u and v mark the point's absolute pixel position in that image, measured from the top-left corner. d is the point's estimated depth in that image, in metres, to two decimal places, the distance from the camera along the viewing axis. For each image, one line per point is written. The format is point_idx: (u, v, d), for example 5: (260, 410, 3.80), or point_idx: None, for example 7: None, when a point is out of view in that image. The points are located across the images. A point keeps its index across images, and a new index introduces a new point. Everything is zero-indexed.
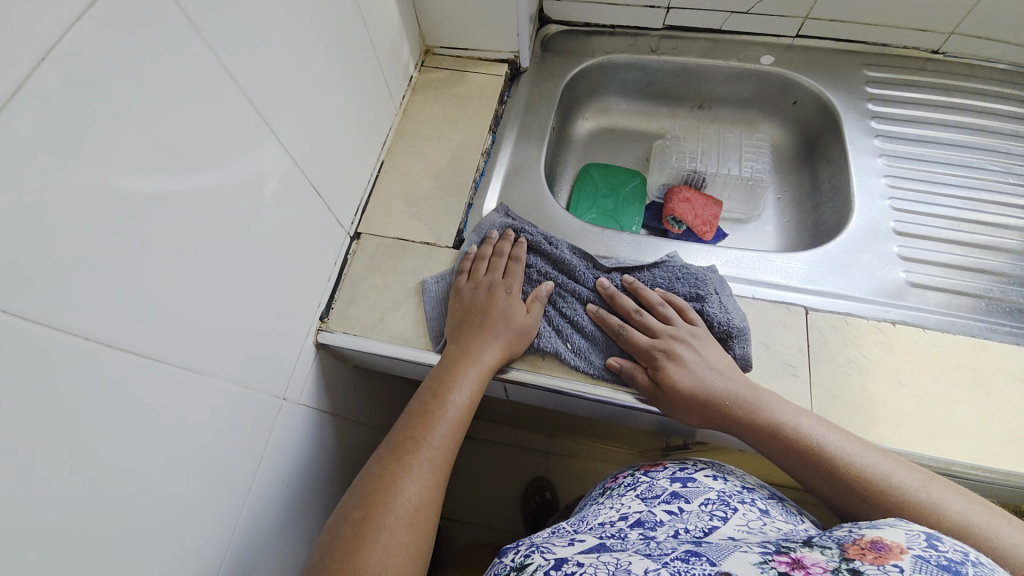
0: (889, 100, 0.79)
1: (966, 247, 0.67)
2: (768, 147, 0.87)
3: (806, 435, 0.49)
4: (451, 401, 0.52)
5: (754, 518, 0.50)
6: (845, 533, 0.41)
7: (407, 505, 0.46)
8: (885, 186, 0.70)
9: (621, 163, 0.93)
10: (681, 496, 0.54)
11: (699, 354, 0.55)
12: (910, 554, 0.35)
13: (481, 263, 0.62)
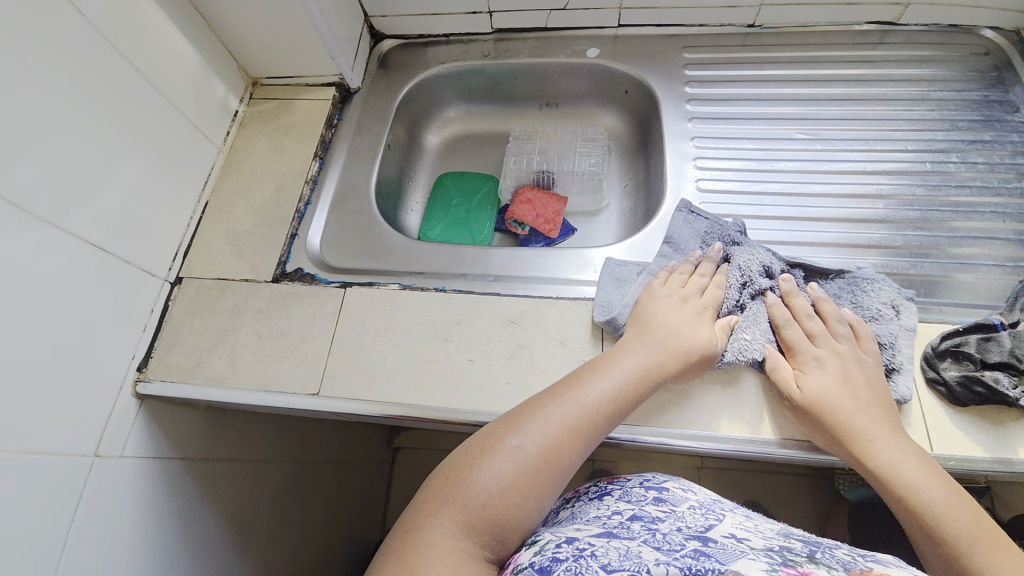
0: (707, 81, 0.81)
1: (767, 221, 0.69)
2: (603, 138, 0.89)
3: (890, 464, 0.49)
4: (610, 374, 0.51)
5: (755, 524, 0.50)
6: (851, 560, 0.40)
7: (516, 457, 0.44)
8: (695, 170, 0.73)
9: (476, 167, 0.93)
10: (666, 500, 0.53)
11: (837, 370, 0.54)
12: None
13: (679, 275, 0.61)
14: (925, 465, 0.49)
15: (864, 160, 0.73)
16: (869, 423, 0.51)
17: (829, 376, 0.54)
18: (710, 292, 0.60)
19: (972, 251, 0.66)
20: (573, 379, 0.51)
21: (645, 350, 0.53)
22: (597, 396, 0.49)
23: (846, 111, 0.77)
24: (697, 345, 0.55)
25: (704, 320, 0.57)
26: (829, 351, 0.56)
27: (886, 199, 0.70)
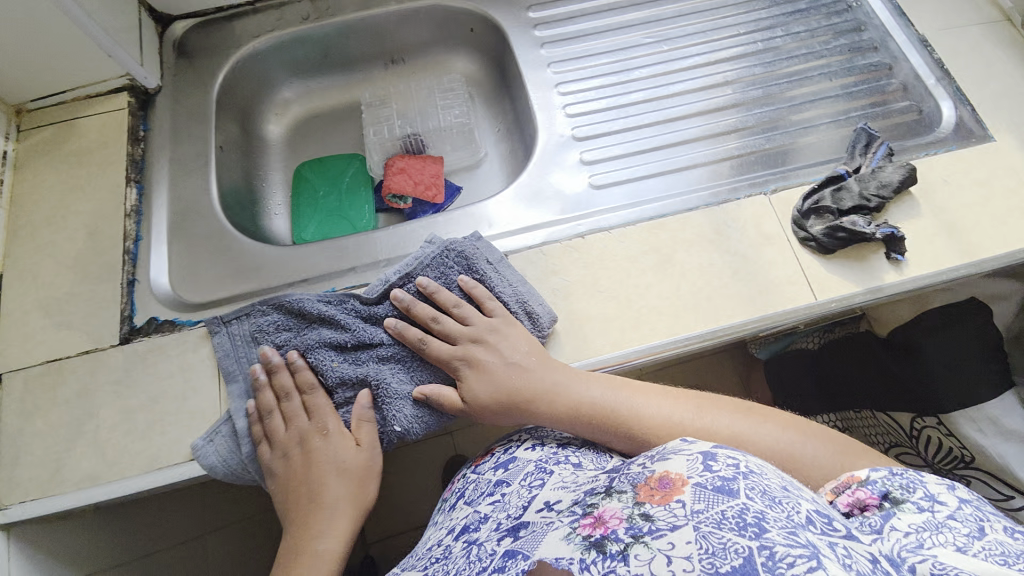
0: (547, 2, 0.77)
1: (637, 130, 0.68)
2: (462, 85, 0.84)
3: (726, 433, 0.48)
4: (340, 473, 0.51)
5: (582, 473, 0.46)
6: (639, 472, 0.40)
7: (318, 567, 0.47)
8: (559, 95, 0.70)
9: (334, 149, 0.83)
10: (503, 482, 0.49)
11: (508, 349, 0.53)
12: (690, 484, 0.35)
13: (273, 419, 0.52)
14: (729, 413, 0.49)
15: (711, 50, 0.75)
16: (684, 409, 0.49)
17: (591, 385, 0.51)
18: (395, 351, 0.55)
19: (823, 113, 0.70)
20: (321, 487, 0.50)
21: (353, 461, 0.51)
22: (342, 489, 0.50)
23: (683, 6, 0.78)
24: (366, 448, 0.52)
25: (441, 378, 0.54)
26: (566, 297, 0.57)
27: (740, 83, 0.72)
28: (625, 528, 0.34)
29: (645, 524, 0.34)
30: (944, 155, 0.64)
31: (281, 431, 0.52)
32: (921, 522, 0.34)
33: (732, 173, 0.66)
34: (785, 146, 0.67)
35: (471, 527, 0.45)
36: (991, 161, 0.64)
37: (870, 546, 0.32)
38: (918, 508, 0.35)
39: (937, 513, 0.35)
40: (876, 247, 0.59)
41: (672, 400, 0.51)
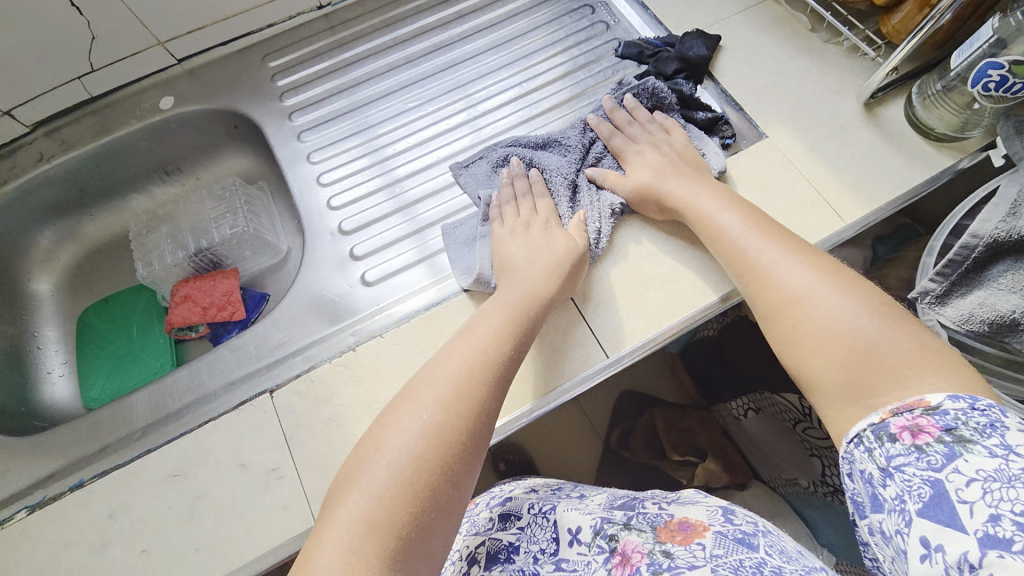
0: (301, 84, 0.72)
1: (409, 207, 0.64)
2: (241, 185, 0.76)
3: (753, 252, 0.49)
4: (469, 342, 0.46)
5: (587, 501, 0.52)
6: (656, 512, 0.48)
7: (407, 433, 0.39)
8: (321, 188, 0.66)
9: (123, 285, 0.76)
10: (509, 514, 0.53)
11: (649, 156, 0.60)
12: (710, 531, 0.43)
13: (511, 207, 0.58)
14: (786, 249, 0.48)
15: (481, 100, 0.70)
16: (736, 228, 0.51)
17: (701, 183, 0.56)
18: (542, 204, 0.59)
19: None
20: (506, 254, 0.55)
21: (543, 281, 0.51)
22: (532, 275, 0.52)
23: (448, 58, 0.74)
24: (580, 240, 0.55)
25: (555, 233, 0.56)
26: (651, 147, 0.61)
27: (510, 130, 0.68)
28: (648, 564, 0.42)
29: (666, 559, 0.42)
30: (714, 167, 0.63)
31: (506, 220, 0.58)
32: (990, 471, 0.29)
33: None
34: None
35: (500, 553, 0.49)
36: (764, 161, 0.62)
37: (870, 516, 0.34)
38: (989, 453, 0.30)
39: (1011, 461, 0.29)
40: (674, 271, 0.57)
41: (749, 224, 0.51)
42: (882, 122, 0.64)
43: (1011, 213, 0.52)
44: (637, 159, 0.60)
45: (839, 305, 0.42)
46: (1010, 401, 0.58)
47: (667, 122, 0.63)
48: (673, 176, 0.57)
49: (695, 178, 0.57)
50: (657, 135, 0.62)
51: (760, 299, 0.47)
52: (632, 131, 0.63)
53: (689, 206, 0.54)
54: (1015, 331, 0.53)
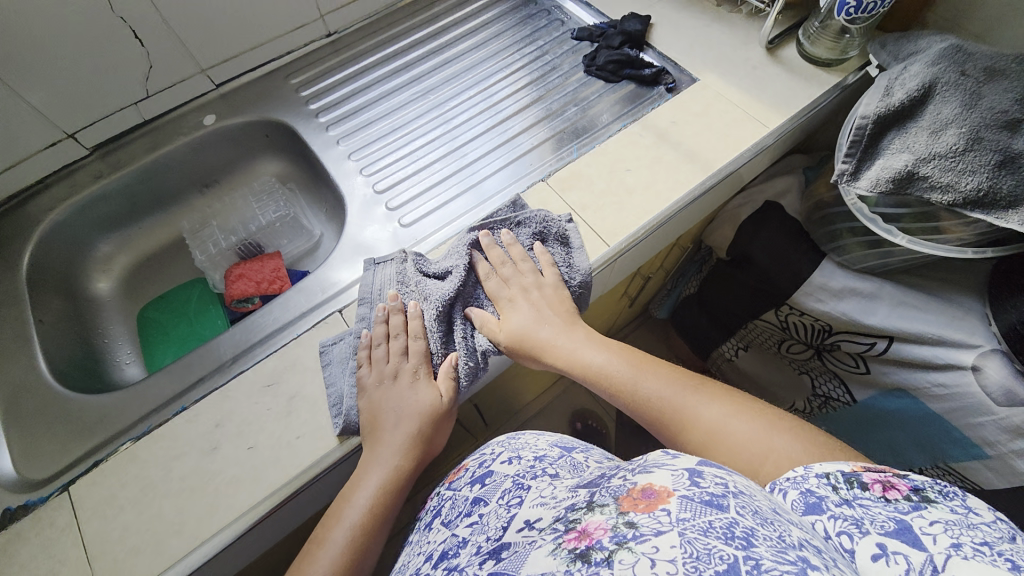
0: (323, 91, 0.88)
1: (428, 166, 0.79)
2: (278, 183, 0.91)
3: (661, 403, 0.57)
4: (371, 469, 0.55)
5: (555, 484, 0.53)
6: (621, 484, 0.43)
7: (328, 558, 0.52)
8: (353, 164, 0.81)
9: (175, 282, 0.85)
10: (480, 500, 0.56)
11: (520, 315, 0.63)
12: (675, 497, 0.38)
13: (378, 349, 0.59)
14: (674, 389, 0.58)
15: (470, 86, 0.88)
16: (633, 375, 0.60)
17: (576, 336, 0.63)
18: (414, 348, 0.60)
19: (571, 104, 0.84)
20: (380, 400, 0.56)
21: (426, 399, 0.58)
22: (411, 419, 0.57)
23: (438, 60, 0.92)
24: (444, 393, 0.58)
25: (425, 378, 0.59)
26: (520, 294, 0.64)
27: (499, 102, 0.85)
28: (609, 538, 0.37)
29: (629, 531, 0.36)
30: (664, 104, 0.80)
31: (376, 360, 0.58)
32: (953, 518, 0.35)
33: (519, 172, 0.76)
34: (551, 138, 0.80)
35: (449, 551, 0.51)
36: (702, 95, 0.80)
37: (804, 516, 0.39)
38: (950, 509, 0.36)
39: (969, 516, 0.35)
40: (648, 181, 0.72)
41: (643, 376, 0.59)
42: (783, 59, 0.83)
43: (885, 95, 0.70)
44: (510, 307, 0.64)
45: (742, 433, 0.51)
46: (930, 249, 0.74)
47: (542, 262, 0.66)
48: (550, 323, 0.63)
49: (569, 323, 0.64)
50: (528, 278, 0.65)
51: (685, 435, 0.55)
52: (506, 273, 0.65)
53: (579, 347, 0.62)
54: (917, 180, 0.68)
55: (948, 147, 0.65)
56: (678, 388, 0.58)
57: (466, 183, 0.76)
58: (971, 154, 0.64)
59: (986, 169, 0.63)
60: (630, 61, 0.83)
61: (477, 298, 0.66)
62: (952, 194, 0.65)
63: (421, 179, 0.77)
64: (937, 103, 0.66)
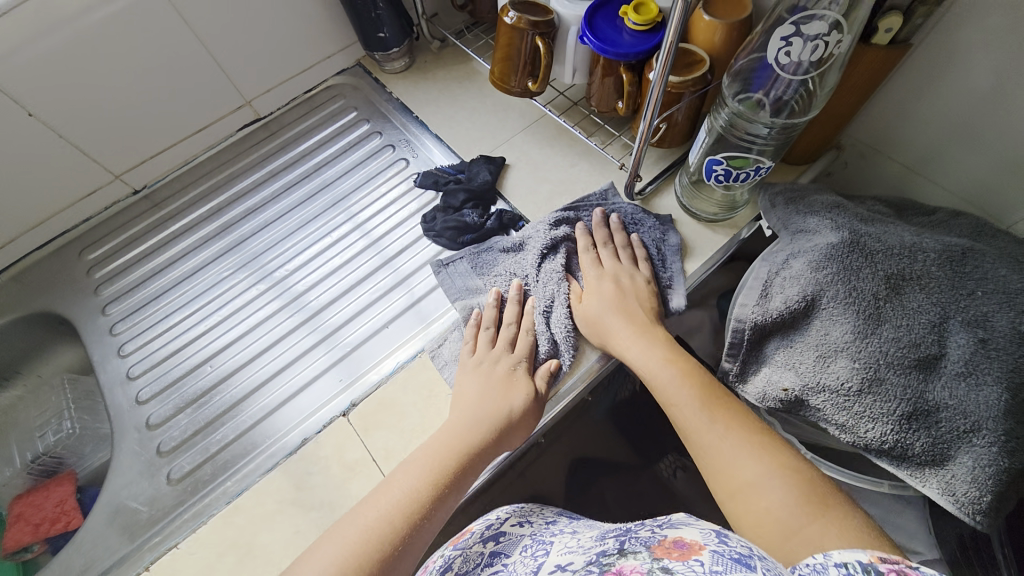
0: (117, 272, 0.75)
1: (218, 387, 0.65)
2: (85, 377, 0.78)
3: (729, 461, 0.45)
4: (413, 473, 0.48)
5: (579, 538, 0.48)
6: (650, 538, 0.42)
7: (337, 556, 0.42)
8: (133, 383, 0.67)
9: None
10: (500, 553, 0.51)
11: (600, 306, 0.57)
12: (707, 550, 0.35)
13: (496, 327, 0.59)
14: (743, 432, 0.47)
15: (289, 260, 0.75)
16: (679, 385, 0.50)
17: (655, 339, 0.54)
18: (519, 343, 0.57)
19: (403, 286, 0.70)
20: (462, 389, 0.55)
21: (488, 410, 0.52)
22: (470, 425, 0.51)
23: (261, 219, 0.79)
24: (523, 399, 0.53)
25: (517, 376, 0.55)
26: (612, 279, 0.59)
27: (316, 285, 0.72)
28: None
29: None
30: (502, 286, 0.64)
31: (479, 348, 0.58)
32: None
33: (324, 392, 0.63)
34: (368, 340, 0.66)
35: None
36: None
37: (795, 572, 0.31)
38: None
39: None
40: None
41: (704, 394, 0.50)
42: (659, 211, 0.67)
43: (763, 296, 0.53)
44: (595, 285, 0.59)
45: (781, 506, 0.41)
46: (842, 474, 0.57)
47: (639, 252, 0.62)
48: (621, 316, 0.56)
49: (646, 327, 0.56)
50: (622, 263, 0.61)
51: (735, 494, 0.44)
52: (604, 253, 0.61)
53: (630, 339, 0.55)
54: (803, 411, 0.51)
55: (839, 381, 0.47)
56: (749, 439, 0.46)
57: (257, 412, 0.62)
58: (869, 397, 0.46)
59: (889, 419, 0.45)
60: (469, 226, 0.68)
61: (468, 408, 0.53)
62: (849, 436, 0.48)
63: (205, 407, 0.64)
64: (825, 318, 0.49)
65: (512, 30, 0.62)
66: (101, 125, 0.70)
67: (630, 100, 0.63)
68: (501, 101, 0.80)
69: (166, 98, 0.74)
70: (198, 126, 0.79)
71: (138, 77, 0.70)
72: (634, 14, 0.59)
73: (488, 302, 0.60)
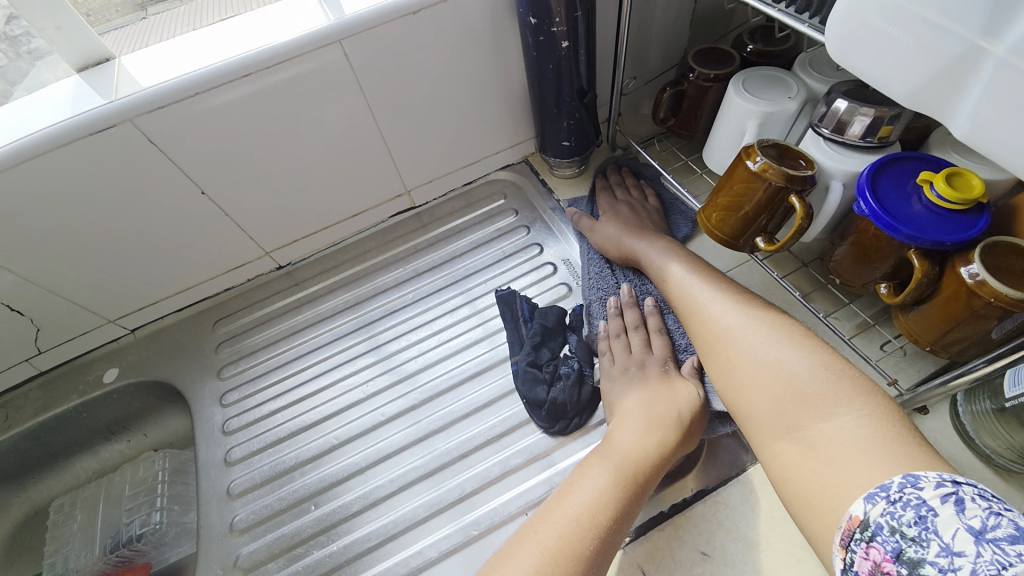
0: (243, 354, 0.70)
1: (319, 538, 0.55)
2: (185, 450, 0.72)
3: (717, 315, 0.49)
4: (594, 465, 0.45)
5: None
6: None
7: (563, 519, 0.41)
8: (231, 501, 0.58)
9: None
10: None
11: (615, 216, 0.66)
12: None
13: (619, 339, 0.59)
14: (722, 293, 0.50)
15: (419, 388, 0.63)
16: (686, 278, 0.54)
17: (655, 244, 0.60)
18: (655, 343, 0.57)
19: (549, 457, 0.55)
20: (621, 408, 0.52)
21: (671, 403, 0.50)
22: (642, 425, 0.48)
23: (396, 325, 0.70)
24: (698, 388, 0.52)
25: (674, 380, 0.53)
26: (625, 206, 0.67)
27: (450, 426, 0.60)
28: None
29: None
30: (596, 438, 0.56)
31: (620, 355, 0.57)
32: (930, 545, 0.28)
33: None
34: (500, 525, 0.52)
35: None
36: (765, 499, 0.48)
37: None
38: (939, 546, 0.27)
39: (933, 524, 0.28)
40: None
41: (695, 279, 0.54)
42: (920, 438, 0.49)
43: None
44: (605, 214, 0.67)
45: (778, 364, 0.42)
46: None
47: (647, 190, 0.71)
48: (633, 229, 0.63)
49: (654, 233, 0.63)
50: (636, 200, 0.69)
51: (710, 339, 0.48)
52: (617, 194, 0.70)
53: (626, 240, 0.63)
54: None
55: None
56: (734, 304, 0.49)
57: None
58: None
59: None
60: (564, 409, 0.57)
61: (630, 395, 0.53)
62: None
63: (300, 562, 0.53)
64: None
65: (753, 176, 0.49)
66: (268, 205, 0.67)
67: (912, 295, 0.45)
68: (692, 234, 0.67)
69: (333, 182, 0.69)
70: (354, 211, 0.75)
71: (312, 163, 0.66)
72: (943, 184, 0.43)
73: (611, 311, 0.61)
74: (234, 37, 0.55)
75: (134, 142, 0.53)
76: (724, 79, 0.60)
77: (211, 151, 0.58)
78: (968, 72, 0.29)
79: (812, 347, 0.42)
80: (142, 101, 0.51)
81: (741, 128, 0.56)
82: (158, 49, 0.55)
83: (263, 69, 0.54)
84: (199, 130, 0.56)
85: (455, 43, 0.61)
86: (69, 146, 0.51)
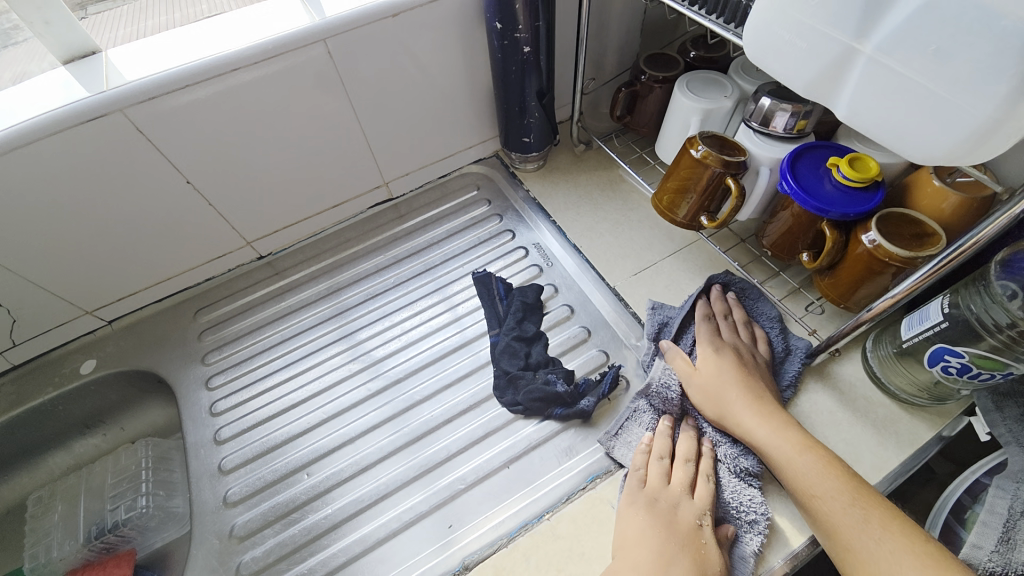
0: (226, 341, 0.72)
1: (311, 505, 0.58)
2: (167, 439, 0.74)
3: (839, 507, 0.44)
4: None
5: None
6: None
7: None
8: (222, 478, 0.61)
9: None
10: None
11: (702, 356, 0.56)
12: None
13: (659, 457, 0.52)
14: (836, 476, 0.45)
15: (401, 364, 0.68)
16: (791, 448, 0.48)
17: (778, 423, 0.50)
18: (701, 491, 0.50)
19: (525, 418, 0.61)
20: (629, 534, 0.47)
21: (693, 541, 0.46)
22: (667, 562, 0.44)
23: (376, 310, 0.74)
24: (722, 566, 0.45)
25: (703, 541, 0.46)
26: (721, 339, 0.58)
27: (432, 397, 0.64)
28: None
29: None
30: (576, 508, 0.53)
31: (652, 483, 0.51)
32: None
33: (427, 535, 0.54)
34: (483, 480, 0.57)
35: None
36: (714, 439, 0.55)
37: None
38: None
39: None
40: None
41: (802, 445, 0.48)
42: (839, 381, 0.58)
43: (1003, 541, 0.43)
44: (709, 352, 0.57)
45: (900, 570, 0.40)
46: None
47: (759, 332, 0.60)
48: (739, 389, 0.53)
49: (772, 411, 0.51)
50: (744, 340, 0.59)
51: (821, 521, 0.44)
52: (723, 324, 0.60)
53: (723, 389, 0.54)
54: None
55: None
56: (850, 486, 0.45)
57: (351, 549, 0.54)
58: None
59: None
60: (559, 398, 0.60)
61: (646, 543, 0.46)
62: None
63: (293, 528, 0.56)
64: None
65: (697, 163, 0.57)
66: (251, 196, 0.70)
67: (826, 260, 0.54)
68: (648, 218, 0.74)
69: (314, 174, 0.73)
70: (334, 202, 0.78)
71: (294, 154, 0.69)
72: (846, 166, 0.52)
73: (662, 428, 0.54)
74: (220, 34, 0.59)
75: (124, 131, 0.56)
76: (670, 80, 0.68)
77: (197, 142, 0.61)
78: (846, 68, 0.37)
79: (902, 527, 0.42)
80: (131, 93, 0.53)
81: (686, 123, 0.64)
82: (145, 44, 0.58)
83: (250, 63, 0.58)
84: (186, 122, 0.58)
85: (429, 45, 0.67)
86: (59, 134, 0.52)
